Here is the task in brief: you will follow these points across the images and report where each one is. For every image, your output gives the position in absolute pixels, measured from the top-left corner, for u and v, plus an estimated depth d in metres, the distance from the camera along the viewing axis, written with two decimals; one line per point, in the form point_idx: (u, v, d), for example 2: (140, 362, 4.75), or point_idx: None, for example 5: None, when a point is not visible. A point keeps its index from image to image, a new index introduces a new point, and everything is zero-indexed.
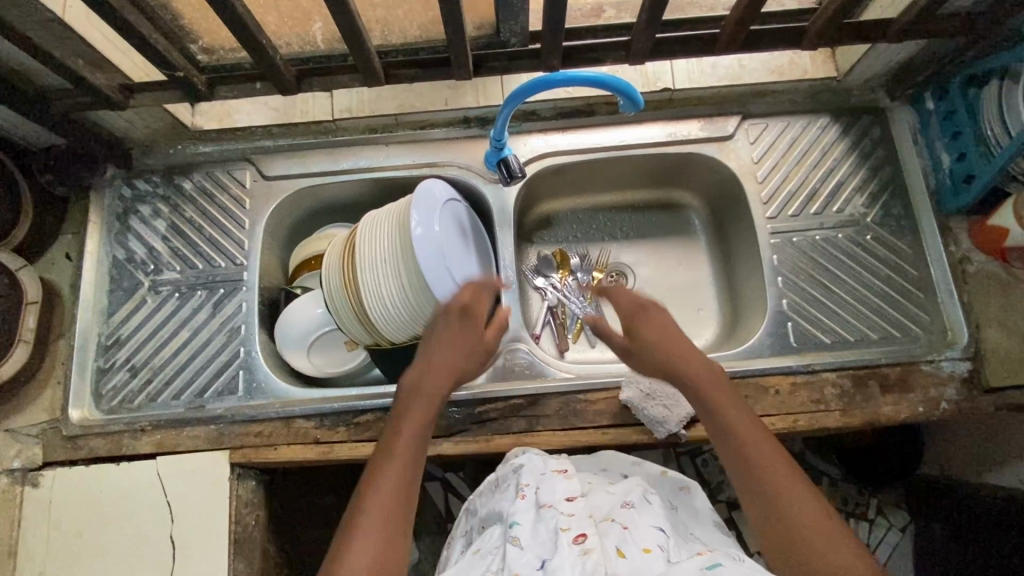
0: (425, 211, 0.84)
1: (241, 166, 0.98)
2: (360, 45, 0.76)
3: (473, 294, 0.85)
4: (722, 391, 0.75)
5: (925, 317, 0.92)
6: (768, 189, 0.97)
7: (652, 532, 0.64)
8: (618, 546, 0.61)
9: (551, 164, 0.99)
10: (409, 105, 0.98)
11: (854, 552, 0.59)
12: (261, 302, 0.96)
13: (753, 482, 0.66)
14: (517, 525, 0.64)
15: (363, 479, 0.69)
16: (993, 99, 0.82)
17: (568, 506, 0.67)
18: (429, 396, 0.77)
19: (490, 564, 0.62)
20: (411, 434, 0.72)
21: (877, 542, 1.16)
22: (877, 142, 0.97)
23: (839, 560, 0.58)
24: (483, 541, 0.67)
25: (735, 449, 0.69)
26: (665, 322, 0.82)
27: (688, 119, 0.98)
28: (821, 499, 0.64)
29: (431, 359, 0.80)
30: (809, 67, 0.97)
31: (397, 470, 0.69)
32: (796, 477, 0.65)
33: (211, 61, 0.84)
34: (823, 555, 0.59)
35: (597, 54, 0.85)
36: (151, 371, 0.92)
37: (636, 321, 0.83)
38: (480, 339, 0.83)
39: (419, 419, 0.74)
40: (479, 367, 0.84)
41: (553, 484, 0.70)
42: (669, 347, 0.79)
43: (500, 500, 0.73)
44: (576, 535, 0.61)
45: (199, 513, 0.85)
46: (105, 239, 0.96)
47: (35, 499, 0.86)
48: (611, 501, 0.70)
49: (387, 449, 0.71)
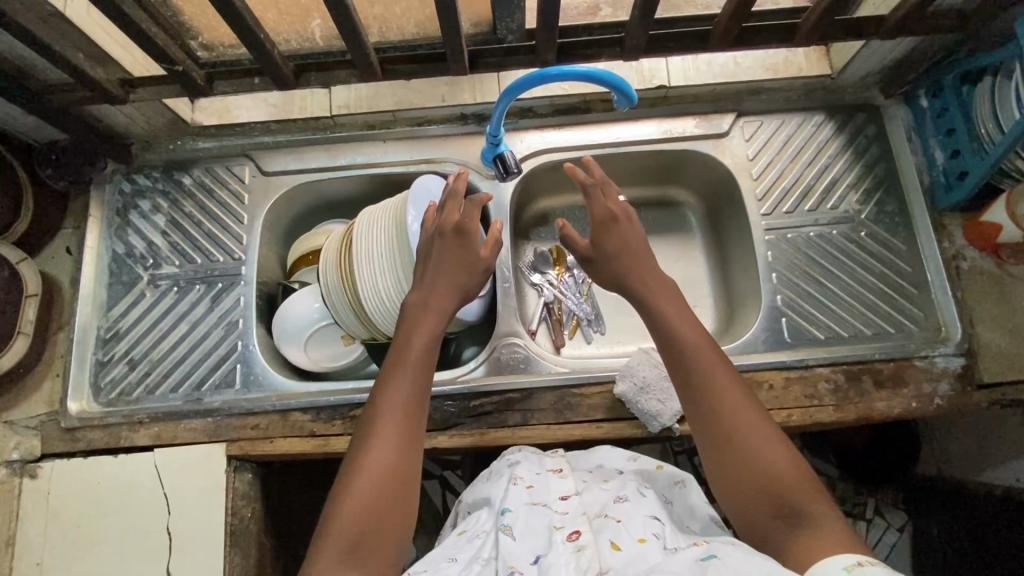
0: (422, 197, 0.86)
1: (240, 162, 0.99)
2: (357, 40, 0.77)
3: (461, 211, 0.80)
4: (683, 314, 0.73)
5: (919, 314, 0.92)
6: (763, 186, 0.97)
7: (646, 523, 0.61)
8: (612, 540, 0.59)
9: (547, 161, 0.99)
10: (406, 102, 0.99)
11: (795, 467, 0.62)
12: (259, 296, 0.97)
13: (702, 406, 0.67)
14: (510, 512, 0.64)
15: (372, 397, 0.69)
16: (987, 94, 0.82)
17: (561, 504, 0.65)
18: (431, 314, 0.75)
19: (480, 548, 0.63)
20: (416, 355, 0.71)
21: (876, 541, 1.16)
22: (872, 139, 0.98)
23: (779, 476, 0.61)
24: (471, 523, 0.67)
25: (684, 371, 0.69)
26: (627, 232, 0.81)
27: (684, 116, 0.98)
28: (767, 419, 0.65)
29: (424, 286, 0.77)
30: (804, 64, 0.98)
31: (405, 391, 0.68)
32: (748, 400, 0.66)
33: (210, 57, 0.85)
34: (760, 472, 0.62)
35: (592, 51, 0.85)
36: (149, 364, 0.93)
37: (600, 232, 0.81)
38: (477, 255, 0.79)
39: (430, 331, 0.73)
40: (481, 280, 0.80)
41: (547, 484, 0.69)
42: (625, 260, 0.79)
43: (491, 487, 0.72)
44: (570, 532, 0.60)
45: (196, 504, 0.85)
46: (104, 234, 0.97)
47: (33, 490, 0.86)
48: (604, 497, 0.67)
49: (392, 369, 0.70)
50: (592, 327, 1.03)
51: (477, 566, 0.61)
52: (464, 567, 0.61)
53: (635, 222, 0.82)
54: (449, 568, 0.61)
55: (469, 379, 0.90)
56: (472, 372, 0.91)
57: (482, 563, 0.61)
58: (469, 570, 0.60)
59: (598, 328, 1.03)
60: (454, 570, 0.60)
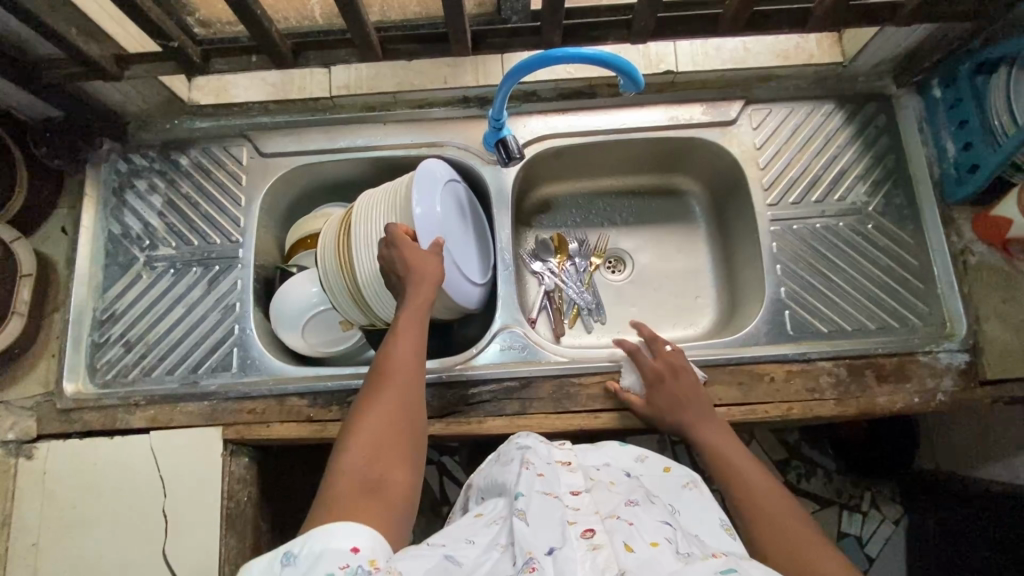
0: (429, 196, 0.84)
1: (239, 143, 0.98)
2: (358, 19, 0.75)
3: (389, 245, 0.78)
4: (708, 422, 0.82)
5: (925, 309, 0.91)
6: (770, 175, 0.96)
7: (658, 528, 0.59)
8: (627, 541, 0.56)
9: (550, 146, 0.98)
10: (407, 84, 0.97)
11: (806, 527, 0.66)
12: (257, 280, 0.96)
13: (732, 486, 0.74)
14: (523, 497, 0.63)
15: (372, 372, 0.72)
16: (1001, 86, 0.81)
17: (573, 499, 0.65)
18: (422, 295, 0.76)
19: (497, 535, 0.60)
20: (411, 330, 0.74)
21: (870, 534, 1.16)
22: (882, 130, 0.96)
23: (794, 529, 0.66)
24: (486, 509, 0.66)
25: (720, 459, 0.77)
26: (677, 389, 0.84)
27: (690, 103, 0.97)
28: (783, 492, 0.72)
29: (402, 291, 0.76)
30: (816, 50, 0.96)
31: (399, 363, 0.71)
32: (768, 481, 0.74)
33: (208, 34, 0.83)
34: (782, 524, 0.67)
35: (599, 33, 0.83)
36: (146, 346, 0.92)
37: (654, 390, 0.85)
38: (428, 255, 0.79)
39: (417, 306, 0.75)
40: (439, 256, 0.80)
41: (557, 476, 0.69)
42: (682, 415, 0.82)
43: (502, 473, 0.71)
44: (584, 529, 0.59)
45: (193, 487, 0.85)
46: (101, 214, 0.96)
47: (29, 471, 0.86)
48: (615, 498, 0.66)
49: (385, 354, 0.72)
50: (593, 316, 1.02)
51: (496, 552, 0.58)
52: (482, 552, 0.58)
53: (688, 372, 0.85)
54: (467, 551, 0.58)
55: (463, 366, 0.89)
56: (472, 359, 0.90)
57: (500, 550, 0.58)
58: (488, 555, 0.57)
59: (598, 318, 1.02)
60: (471, 552, 0.58)
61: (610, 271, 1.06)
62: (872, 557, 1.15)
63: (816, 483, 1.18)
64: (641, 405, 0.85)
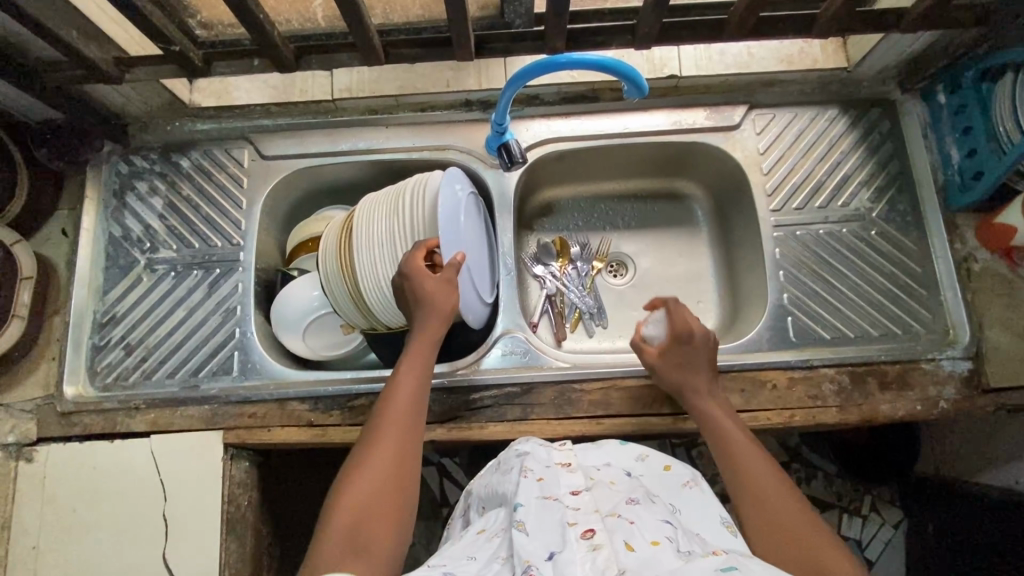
0: (454, 209, 0.83)
1: (240, 146, 0.97)
2: (360, 23, 0.75)
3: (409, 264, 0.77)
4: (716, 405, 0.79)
5: (928, 316, 0.90)
6: (773, 181, 0.95)
7: (658, 527, 0.59)
8: (627, 540, 0.56)
9: (553, 150, 0.97)
10: (409, 87, 0.96)
11: (807, 520, 0.64)
12: (258, 283, 0.96)
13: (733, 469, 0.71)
14: (523, 507, 0.62)
15: (373, 412, 0.73)
16: (1007, 92, 0.80)
17: (573, 499, 0.65)
18: (428, 333, 0.78)
19: (498, 548, 0.60)
20: (414, 370, 0.75)
21: (870, 537, 1.15)
22: (886, 135, 0.96)
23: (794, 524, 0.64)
24: (488, 521, 0.66)
25: (724, 441, 0.74)
26: (692, 352, 0.83)
27: (693, 107, 0.96)
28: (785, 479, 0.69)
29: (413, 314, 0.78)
30: (820, 56, 0.96)
31: (402, 404, 0.72)
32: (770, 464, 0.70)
33: (209, 37, 0.83)
34: (782, 519, 0.64)
35: (602, 38, 0.82)
36: (147, 349, 0.92)
37: (672, 346, 0.83)
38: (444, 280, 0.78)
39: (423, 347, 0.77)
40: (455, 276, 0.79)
41: (557, 478, 0.69)
42: (688, 377, 0.82)
43: (502, 482, 0.71)
44: (584, 529, 0.58)
45: (193, 490, 0.85)
46: (101, 216, 0.95)
47: (29, 474, 0.86)
48: (616, 497, 0.65)
49: (389, 392, 0.73)
50: (595, 320, 1.02)
51: (497, 565, 0.58)
52: (484, 565, 0.58)
53: (709, 333, 0.84)
54: (469, 566, 0.59)
55: (465, 371, 0.89)
56: (474, 364, 0.90)
57: (501, 562, 0.58)
58: (489, 567, 0.58)
59: (601, 322, 1.02)
60: (472, 567, 0.58)
61: (612, 275, 1.06)
62: (871, 560, 1.14)
63: (816, 486, 1.18)
64: (652, 359, 0.84)
